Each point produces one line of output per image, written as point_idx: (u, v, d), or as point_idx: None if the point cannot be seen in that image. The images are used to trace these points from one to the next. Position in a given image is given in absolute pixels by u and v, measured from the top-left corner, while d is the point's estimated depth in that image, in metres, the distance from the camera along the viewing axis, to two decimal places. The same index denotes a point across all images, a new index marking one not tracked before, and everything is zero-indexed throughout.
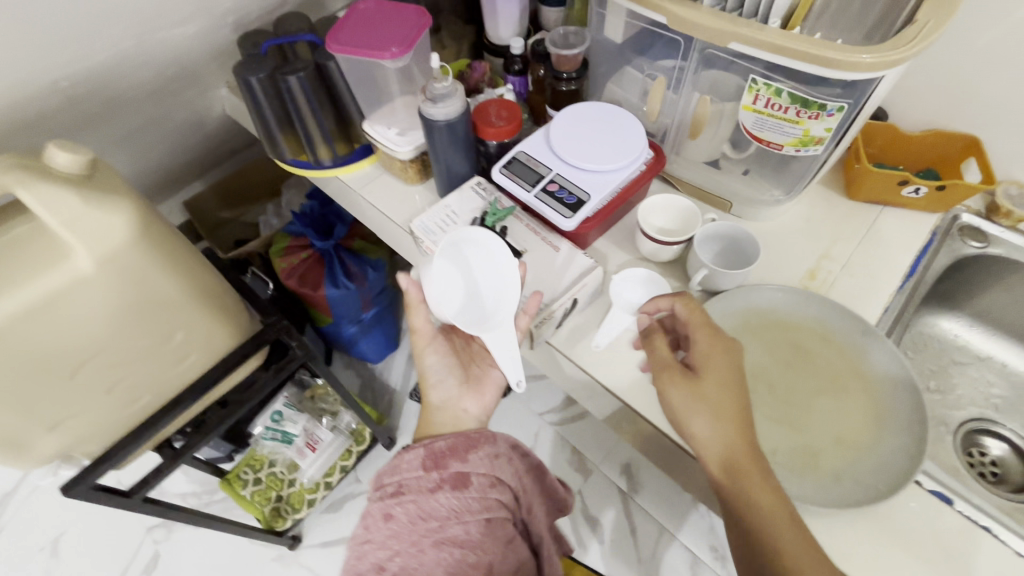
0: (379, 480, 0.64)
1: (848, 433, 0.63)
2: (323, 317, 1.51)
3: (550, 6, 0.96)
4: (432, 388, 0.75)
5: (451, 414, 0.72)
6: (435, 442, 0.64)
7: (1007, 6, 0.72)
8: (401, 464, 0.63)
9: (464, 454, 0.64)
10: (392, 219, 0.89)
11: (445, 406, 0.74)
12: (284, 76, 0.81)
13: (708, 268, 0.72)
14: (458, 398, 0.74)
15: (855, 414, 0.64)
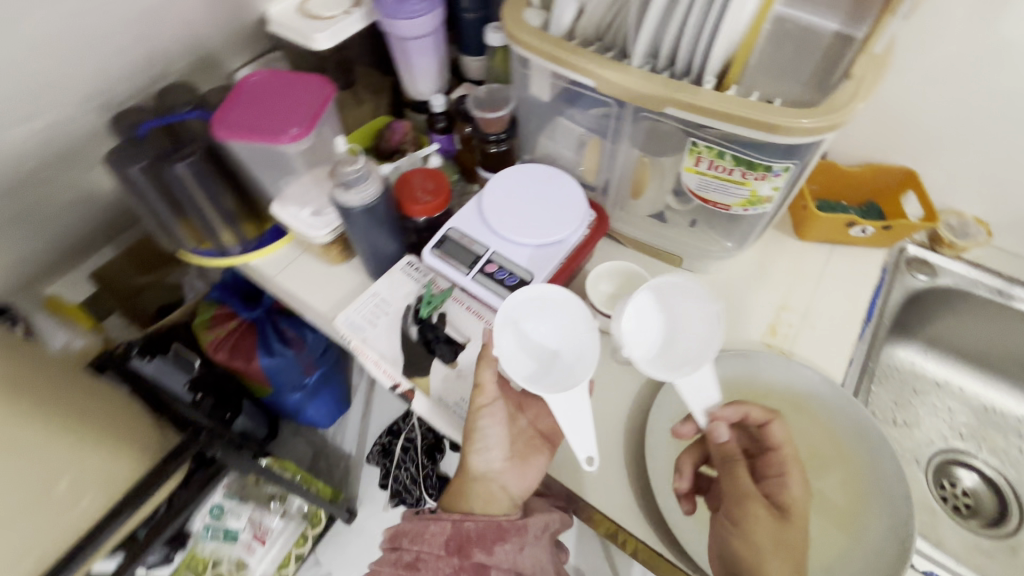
0: (397, 529, 0.67)
1: (833, 517, 0.61)
2: (260, 387, 1.28)
3: (470, 55, 0.89)
4: (473, 452, 0.65)
5: (485, 489, 0.65)
6: (466, 523, 0.63)
7: (933, 42, 0.70)
8: (422, 531, 0.65)
9: (488, 543, 0.63)
10: (316, 308, 0.79)
11: (484, 477, 0.65)
12: (170, 164, 0.71)
13: (668, 343, 0.67)
14: (498, 473, 0.65)
15: (836, 493, 0.62)
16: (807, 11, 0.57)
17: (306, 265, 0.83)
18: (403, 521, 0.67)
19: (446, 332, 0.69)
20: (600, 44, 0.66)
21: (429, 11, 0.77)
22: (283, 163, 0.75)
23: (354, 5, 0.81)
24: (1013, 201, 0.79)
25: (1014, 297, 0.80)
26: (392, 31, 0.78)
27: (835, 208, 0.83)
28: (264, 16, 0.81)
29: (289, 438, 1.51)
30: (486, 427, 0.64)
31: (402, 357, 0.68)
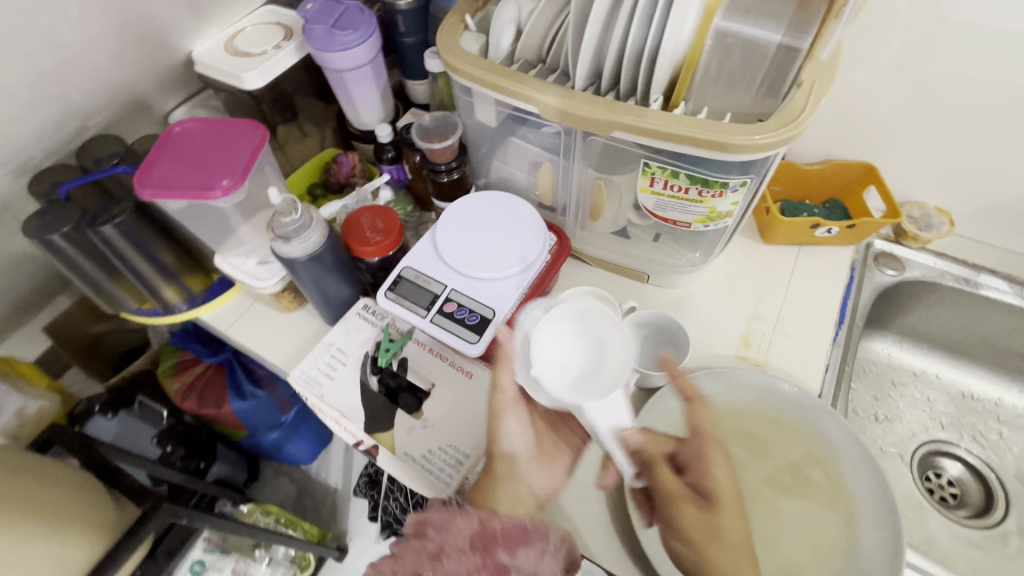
0: (422, 515, 0.56)
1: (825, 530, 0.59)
2: (234, 431, 1.18)
3: (414, 79, 0.86)
4: (501, 456, 0.59)
5: (521, 488, 0.58)
6: (493, 519, 0.54)
7: (884, 38, 0.68)
8: (448, 526, 0.54)
9: (512, 546, 0.53)
10: (273, 361, 0.74)
11: (519, 479, 0.59)
12: (96, 226, 0.66)
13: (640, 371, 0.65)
14: (530, 470, 0.60)
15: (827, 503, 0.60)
16: (747, 22, 0.54)
17: (259, 315, 0.78)
18: (429, 508, 0.57)
19: (408, 379, 0.66)
20: (542, 66, 0.63)
21: (364, 40, 0.73)
22: (222, 221, 0.72)
23: (285, 38, 0.77)
24: (972, 188, 0.78)
25: (981, 284, 0.80)
26: (327, 63, 0.74)
27: (798, 207, 0.82)
28: (190, 57, 0.77)
29: (270, 479, 1.36)
30: (509, 425, 0.60)
31: (363, 411, 0.64)
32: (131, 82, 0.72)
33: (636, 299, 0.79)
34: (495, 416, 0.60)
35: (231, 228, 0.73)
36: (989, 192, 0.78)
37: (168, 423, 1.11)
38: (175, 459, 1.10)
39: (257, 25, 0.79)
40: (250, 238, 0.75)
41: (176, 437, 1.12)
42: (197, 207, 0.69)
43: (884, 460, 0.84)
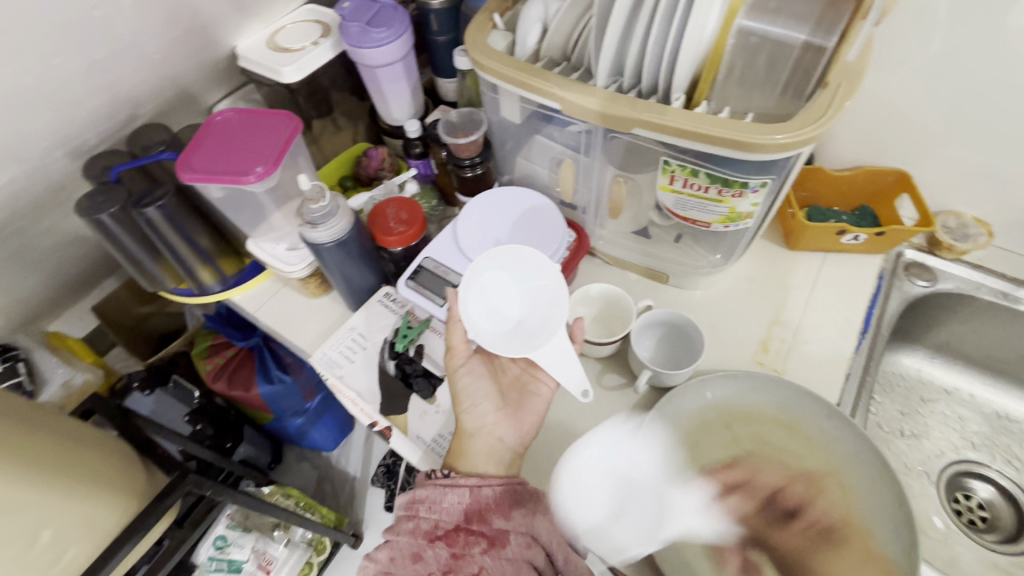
0: (415, 492, 0.57)
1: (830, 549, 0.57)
2: (261, 414, 1.23)
3: (444, 77, 0.88)
4: (465, 412, 0.62)
5: (487, 445, 0.60)
6: (482, 489, 0.56)
7: (920, 43, 0.67)
8: (439, 500, 0.56)
9: (501, 511, 0.55)
10: (297, 343, 0.78)
11: (482, 433, 0.61)
12: (141, 208, 0.71)
13: (652, 370, 0.65)
14: (494, 426, 0.61)
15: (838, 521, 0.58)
16: (778, 23, 0.53)
17: (287, 299, 0.82)
18: (418, 488, 0.57)
19: (424, 365, 0.67)
20: (567, 63, 0.64)
21: (397, 37, 0.76)
22: (256, 208, 0.76)
23: (323, 35, 0.81)
24: (1013, 198, 0.75)
25: (1021, 299, 0.77)
26: (360, 59, 0.77)
27: (825, 214, 0.80)
28: (234, 52, 0.81)
29: (293, 462, 1.40)
30: (467, 383, 0.63)
31: (379, 394, 0.66)
32: (179, 74, 0.77)
33: (653, 298, 0.79)
34: (454, 376, 0.64)
35: (265, 214, 0.77)
36: None
37: (200, 402, 1.16)
38: (204, 437, 1.15)
39: (297, 23, 0.83)
40: (282, 225, 0.79)
41: (206, 416, 1.16)
42: (234, 193, 0.72)
43: (908, 478, 0.80)
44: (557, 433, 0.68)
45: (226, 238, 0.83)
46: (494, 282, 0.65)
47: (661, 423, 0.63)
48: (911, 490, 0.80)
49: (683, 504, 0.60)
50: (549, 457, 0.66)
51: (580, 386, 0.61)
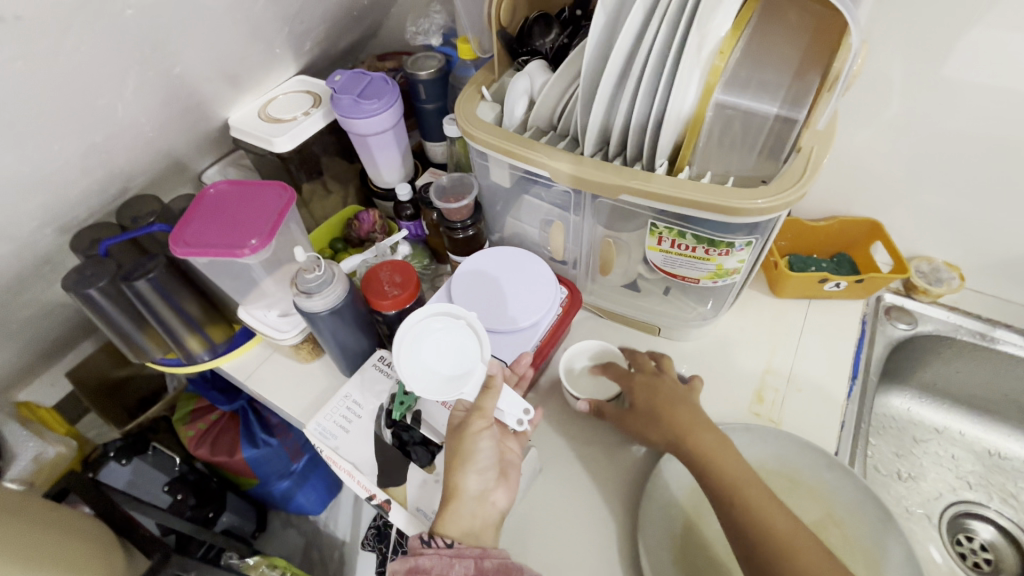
0: (414, 560, 0.51)
1: (675, 417, 0.60)
2: (245, 480, 1.16)
3: (432, 141, 0.92)
4: (472, 473, 0.57)
5: (479, 512, 0.56)
6: (485, 559, 0.52)
7: (878, 104, 0.72)
8: (445, 573, 0.51)
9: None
10: (288, 412, 0.76)
11: (476, 499, 0.56)
12: (130, 281, 0.71)
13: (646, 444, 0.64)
14: (492, 492, 0.58)
15: (654, 402, 0.62)
16: (746, 95, 0.57)
17: (278, 366, 0.81)
18: (421, 555, 0.52)
19: (422, 433, 0.66)
20: (554, 131, 0.67)
21: (387, 108, 0.78)
22: (246, 275, 0.75)
23: (314, 105, 0.84)
24: (981, 243, 0.79)
25: (997, 339, 0.80)
26: (351, 129, 0.80)
27: (806, 262, 0.84)
28: (227, 124, 0.83)
29: (278, 530, 1.33)
30: (479, 442, 0.58)
31: (376, 465, 0.65)
32: (172, 147, 0.78)
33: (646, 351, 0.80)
34: (467, 434, 0.58)
35: (255, 282, 0.76)
36: (997, 248, 0.79)
37: (180, 470, 1.11)
38: (185, 508, 1.09)
39: (289, 94, 0.86)
40: (272, 291, 0.77)
41: (187, 485, 1.10)
42: (225, 263, 0.72)
43: (910, 522, 0.80)
44: (559, 500, 0.66)
45: (215, 305, 0.83)
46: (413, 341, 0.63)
47: (663, 481, 0.63)
48: (913, 535, 0.79)
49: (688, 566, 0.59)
50: (550, 522, 0.64)
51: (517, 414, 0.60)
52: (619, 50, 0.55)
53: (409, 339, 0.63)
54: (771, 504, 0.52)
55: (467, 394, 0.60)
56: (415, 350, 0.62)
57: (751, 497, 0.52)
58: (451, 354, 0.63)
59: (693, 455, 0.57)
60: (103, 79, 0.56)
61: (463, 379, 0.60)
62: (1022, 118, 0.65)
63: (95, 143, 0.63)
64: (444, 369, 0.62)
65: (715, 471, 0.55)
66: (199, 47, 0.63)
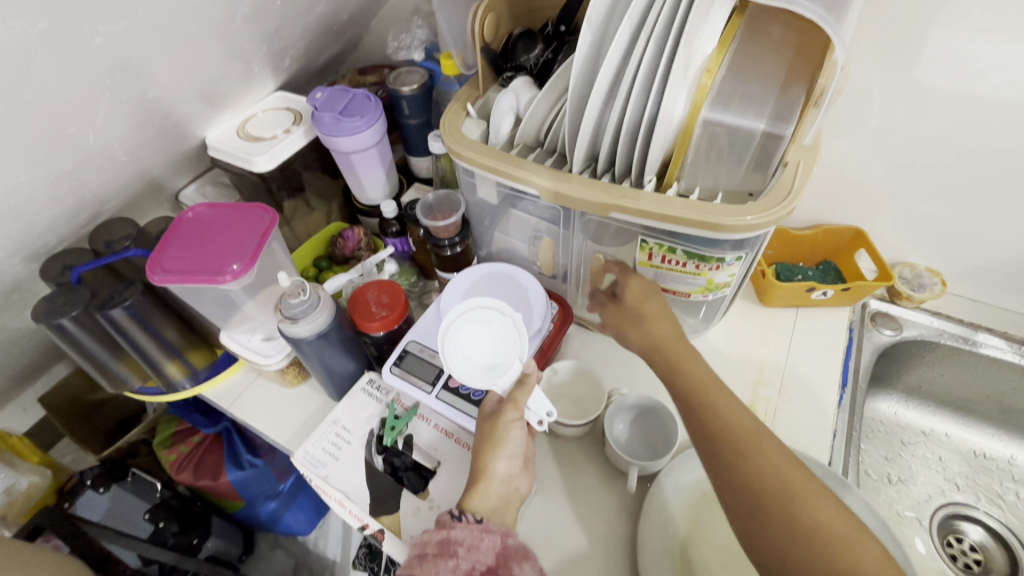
0: (445, 533, 0.50)
1: (657, 325, 0.62)
2: (229, 502, 1.12)
3: (417, 157, 0.91)
4: (502, 455, 0.57)
5: (504, 494, 0.57)
6: (511, 536, 0.52)
7: (860, 113, 0.73)
8: (475, 547, 0.49)
9: (524, 560, 0.50)
10: (274, 438, 0.73)
11: (503, 483, 0.57)
12: (104, 309, 0.68)
13: (639, 466, 0.63)
14: (515, 477, 0.58)
15: (648, 325, 0.62)
16: (731, 110, 0.57)
17: (262, 391, 0.78)
18: (451, 529, 0.50)
19: (414, 458, 0.65)
20: (540, 148, 0.66)
21: (371, 124, 0.77)
22: (227, 300, 0.73)
23: (295, 123, 0.82)
24: (961, 249, 0.81)
25: (979, 342, 0.82)
26: (334, 147, 0.78)
27: (793, 271, 0.85)
28: (204, 143, 0.81)
29: (265, 552, 1.28)
30: (511, 429, 0.59)
31: (368, 493, 0.63)
32: (147, 169, 0.75)
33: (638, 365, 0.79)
34: (500, 421, 0.59)
35: (237, 306, 0.74)
36: (976, 253, 0.80)
37: (162, 496, 1.07)
38: (167, 535, 1.05)
39: (268, 111, 0.84)
40: (255, 314, 0.76)
41: (170, 512, 1.07)
42: (205, 288, 0.70)
43: (902, 526, 0.80)
44: (556, 522, 0.65)
45: (195, 329, 0.80)
46: (453, 330, 0.64)
47: (660, 499, 0.63)
48: (906, 538, 0.80)
49: None
50: (546, 544, 0.63)
51: (543, 412, 0.60)
52: (605, 69, 0.55)
53: (454, 323, 0.65)
54: (780, 460, 0.47)
55: (500, 387, 0.61)
56: (454, 340, 0.64)
57: (764, 454, 0.47)
58: (491, 347, 0.64)
59: (723, 429, 0.50)
60: (73, 105, 0.54)
61: (500, 371, 0.62)
62: (998, 128, 0.67)
63: (64, 169, 0.60)
64: (481, 360, 0.64)
65: (728, 434, 0.49)
66: (175, 69, 0.61)
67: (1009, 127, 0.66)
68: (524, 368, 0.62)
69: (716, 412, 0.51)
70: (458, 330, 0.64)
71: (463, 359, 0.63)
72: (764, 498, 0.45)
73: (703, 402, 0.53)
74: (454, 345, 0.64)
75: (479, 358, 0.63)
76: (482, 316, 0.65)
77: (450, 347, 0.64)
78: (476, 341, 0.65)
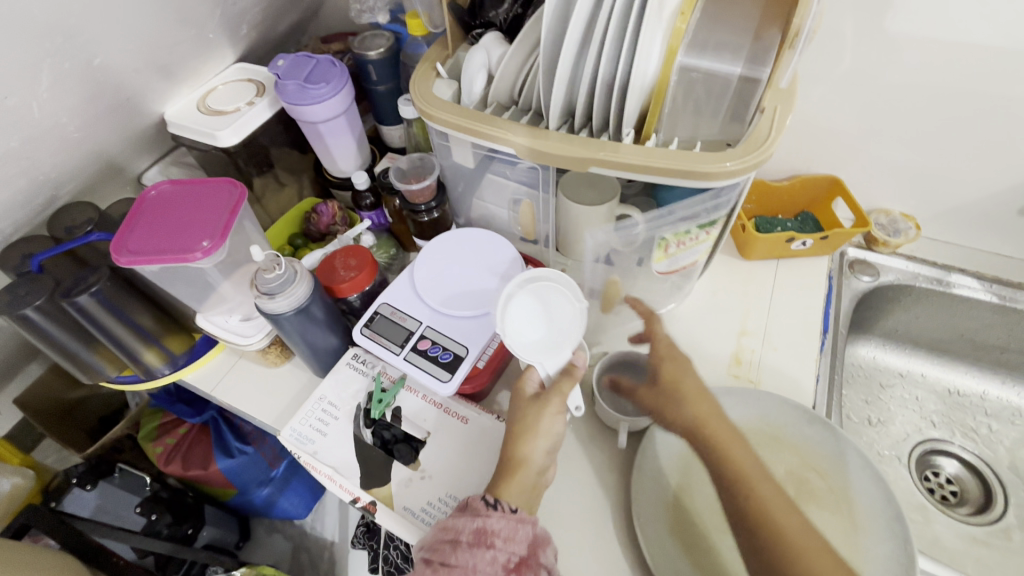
0: (482, 523, 0.50)
1: (697, 405, 0.58)
2: (222, 490, 1.11)
3: (388, 125, 0.88)
4: (535, 441, 0.56)
5: (534, 481, 0.55)
6: (537, 524, 0.53)
7: (833, 59, 0.72)
8: (511, 537, 0.50)
9: (546, 546, 0.52)
10: (261, 419, 0.72)
11: (538, 471, 0.55)
12: (71, 297, 0.65)
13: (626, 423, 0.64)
14: (547, 463, 0.57)
15: (688, 408, 0.58)
16: (705, 57, 0.56)
17: (245, 372, 0.77)
18: (488, 520, 0.50)
19: (403, 429, 0.65)
20: (515, 107, 0.65)
21: (338, 92, 0.74)
22: (201, 281, 0.70)
23: (257, 94, 0.78)
24: (932, 192, 0.82)
25: (953, 283, 0.84)
26: (302, 117, 0.75)
27: (772, 223, 0.85)
28: (162, 119, 0.77)
29: (263, 537, 1.28)
30: (554, 422, 0.57)
31: (358, 466, 0.62)
32: (104, 149, 0.72)
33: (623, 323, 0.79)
34: (546, 411, 0.57)
35: (211, 287, 0.72)
36: (948, 196, 0.81)
37: (152, 489, 1.06)
38: (161, 526, 1.04)
39: (228, 83, 0.80)
40: (232, 295, 0.73)
41: (161, 504, 1.05)
42: (176, 270, 0.68)
43: (883, 465, 0.83)
44: (550, 484, 0.65)
45: (171, 314, 0.78)
46: (515, 296, 0.60)
47: (651, 452, 0.64)
48: (887, 477, 0.82)
49: (685, 532, 0.60)
50: (543, 503, 0.64)
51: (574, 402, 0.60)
52: (577, 18, 0.53)
53: (518, 291, 0.61)
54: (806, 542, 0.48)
55: (543, 368, 0.59)
56: (513, 308, 0.60)
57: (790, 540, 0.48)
58: (544, 325, 0.60)
59: (784, 548, 0.48)
60: (11, 76, 0.50)
61: (549, 353, 0.59)
62: (965, 68, 0.67)
63: (12, 149, 0.56)
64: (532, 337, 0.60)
65: (779, 538, 0.48)
66: (120, 35, 0.58)
67: (975, 67, 0.66)
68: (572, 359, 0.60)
69: (753, 499, 0.51)
70: (521, 301, 0.60)
71: (516, 330, 0.59)
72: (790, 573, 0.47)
73: (745, 491, 0.51)
74: (511, 313, 0.59)
75: (531, 333, 0.59)
76: (544, 287, 0.61)
77: (509, 313, 0.59)
78: (532, 314, 0.60)
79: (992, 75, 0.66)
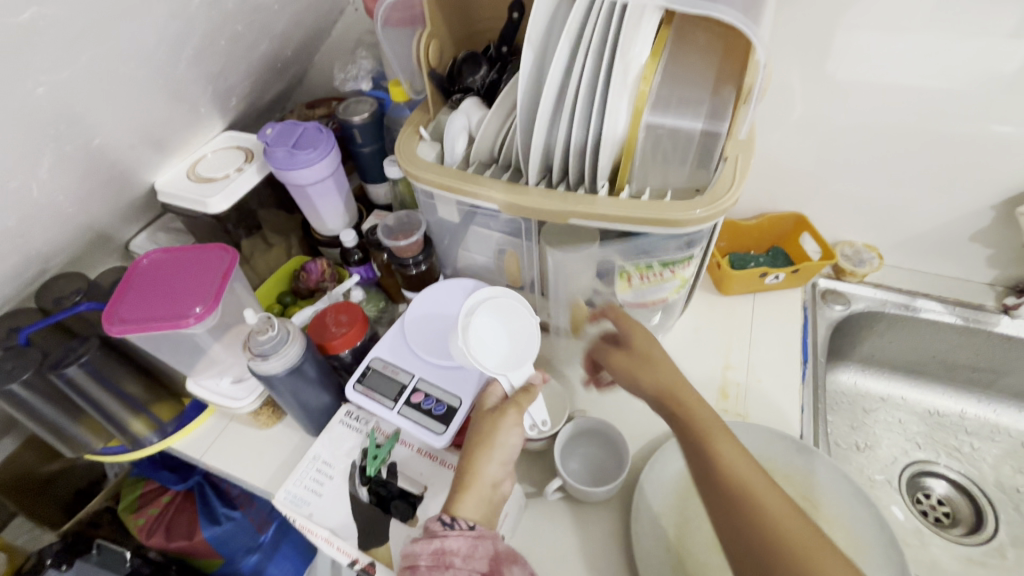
0: (438, 543, 0.50)
1: (647, 349, 0.63)
2: (207, 562, 1.04)
3: (373, 184, 0.92)
4: (490, 456, 0.56)
5: (494, 498, 0.55)
6: (499, 540, 0.53)
7: (785, 109, 0.79)
8: (470, 555, 0.50)
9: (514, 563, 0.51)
10: (252, 483, 0.71)
11: (493, 485, 0.55)
12: (58, 370, 0.66)
13: (564, 479, 0.63)
14: (506, 482, 0.57)
15: (639, 347, 0.64)
16: (669, 114, 0.59)
17: (235, 436, 0.76)
18: (442, 539, 0.50)
19: (400, 485, 0.64)
20: (496, 164, 0.68)
21: (325, 156, 0.78)
22: (192, 346, 0.71)
23: (246, 160, 0.81)
24: (890, 223, 0.87)
25: (919, 308, 0.88)
26: (290, 180, 0.78)
27: (745, 259, 0.90)
28: (152, 189, 0.79)
29: None
30: (510, 434, 0.57)
31: (356, 526, 0.62)
32: (95, 221, 0.73)
33: None
34: (501, 422, 0.58)
35: (202, 351, 0.72)
36: (906, 227, 0.87)
37: (133, 565, 0.96)
38: None
39: (217, 152, 0.83)
40: (222, 357, 0.74)
41: None
42: (168, 337, 0.68)
43: (875, 490, 0.84)
44: (550, 533, 0.64)
45: (159, 380, 0.78)
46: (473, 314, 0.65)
47: (647, 494, 0.64)
48: (881, 501, 0.83)
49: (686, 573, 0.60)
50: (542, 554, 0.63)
51: (540, 417, 0.66)
52: (550, 85, 0.58)
53: (473, 313, 0.65)
54: (733, 452, 0.52)
55: (508, 381, 0.62)
56: (472, 327, 0.63)
57: (724, 449, 0.52)
58: (506, 339, 0.64)
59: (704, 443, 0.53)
60: (16, 162, 0.52)
61: (514, 366, 0.62)
62: (903, 111, 0.74)
63: (8, 227, 0.58)
64: (497, 352, 0.63)
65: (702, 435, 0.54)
66: (120, 117, 0.61)
67: (913, 112, 0.73)
68: (533, 375, 0.63)
69: (688, 414, 0.56)
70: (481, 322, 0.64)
71: (478, 347, 0.62)
72: (726, 491, 0.50)
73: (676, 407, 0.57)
74: (472, 332, 0.63)
75: (493, 348, 0.63)
76: (503, 307, 0.66)
77: (470, 331, 0.63)
78: (493, 332, 0.64)
79: (927, 118, 0.73)
